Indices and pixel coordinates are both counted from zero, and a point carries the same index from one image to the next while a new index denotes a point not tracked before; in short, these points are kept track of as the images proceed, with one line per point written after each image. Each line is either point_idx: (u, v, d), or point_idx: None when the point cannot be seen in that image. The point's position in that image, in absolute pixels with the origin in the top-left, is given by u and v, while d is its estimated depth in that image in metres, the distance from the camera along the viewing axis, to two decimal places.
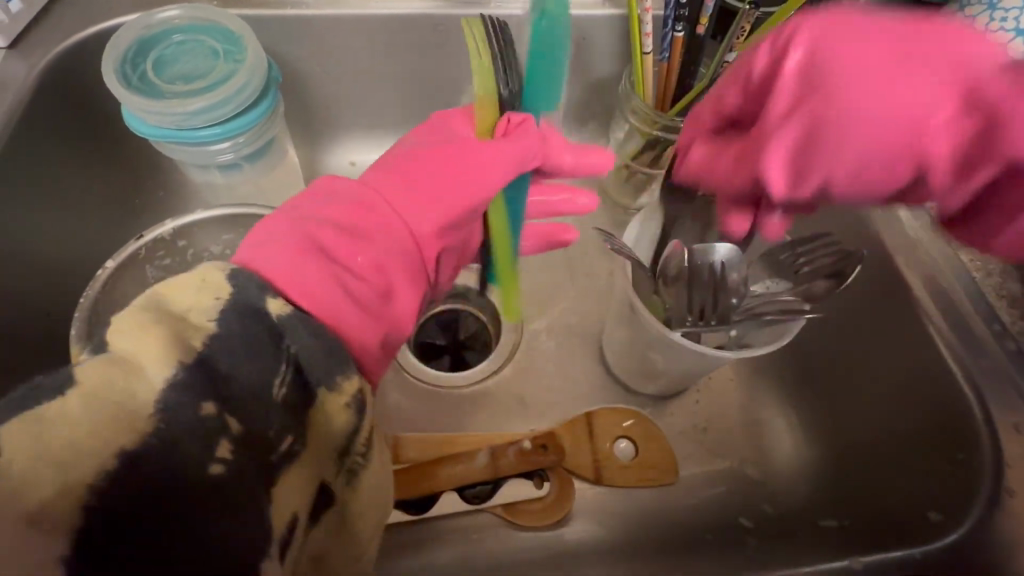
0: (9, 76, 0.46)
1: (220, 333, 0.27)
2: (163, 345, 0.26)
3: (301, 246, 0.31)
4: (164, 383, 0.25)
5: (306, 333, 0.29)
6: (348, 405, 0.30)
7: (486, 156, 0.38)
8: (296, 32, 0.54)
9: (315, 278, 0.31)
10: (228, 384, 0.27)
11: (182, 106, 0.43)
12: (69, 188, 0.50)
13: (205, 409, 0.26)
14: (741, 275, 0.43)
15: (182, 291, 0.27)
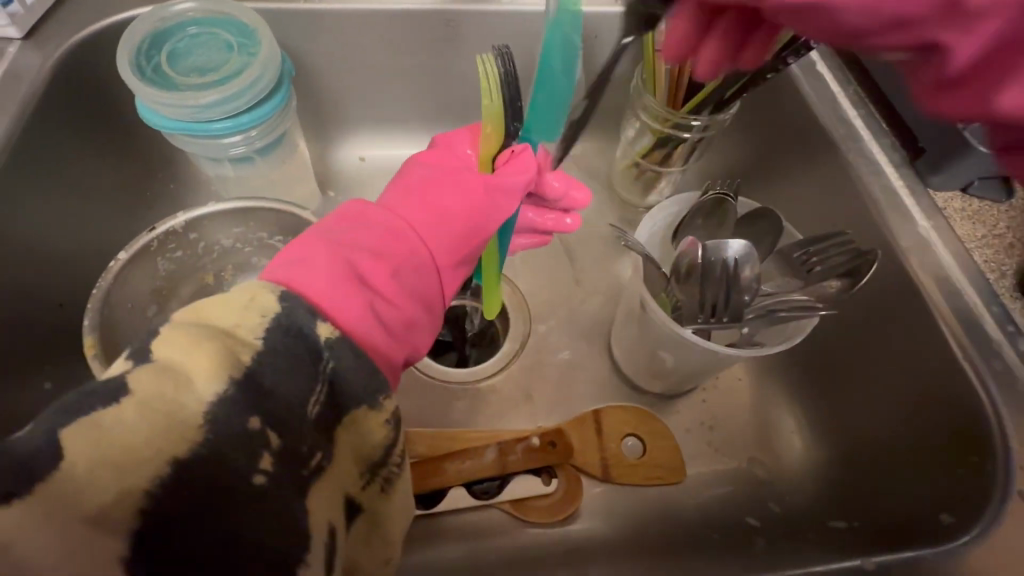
0: (24, 67, 0.46)
1: (267, 351, 0.27)
2: (215, 357, 0.26)
3: (341, 271, 0.31)
4: (213, 397, 0.25)
5: (351, 354, 0.29)
6: (384, 422, 0.31)
7: (491, 181, 0.39)
8: (308, 26, 0.54)
9: (358, 304, 0.31)
10: (269, 397, 0.27)
11: (194, 98, 0.43)
12: (81, 177, 0.51)
13: (253, 422, 0.26)
14: (752, 273, 0.43)
15: (230, 306, 0.28)
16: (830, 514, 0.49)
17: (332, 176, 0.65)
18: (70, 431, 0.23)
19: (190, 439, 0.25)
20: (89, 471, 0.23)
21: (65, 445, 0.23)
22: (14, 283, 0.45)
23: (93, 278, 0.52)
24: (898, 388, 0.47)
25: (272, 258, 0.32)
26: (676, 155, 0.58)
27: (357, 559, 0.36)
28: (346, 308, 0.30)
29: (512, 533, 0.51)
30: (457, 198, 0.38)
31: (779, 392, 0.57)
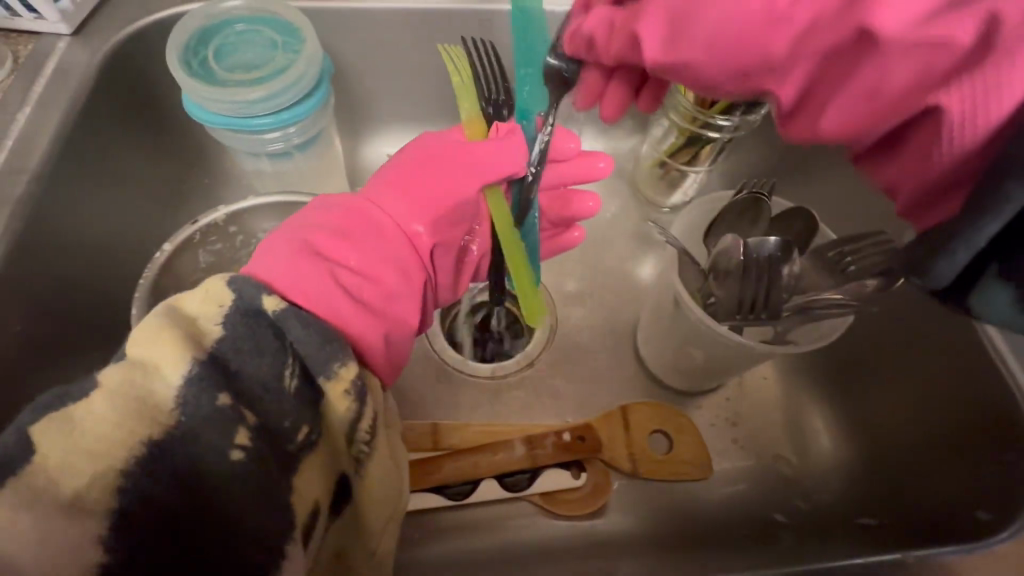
0: (73, 62, 0.48)
1: (227, 335, 0.28)
2: (176, 345, 0.26)
3: (296, 251, 0.33)
4: (181, 379, 0.26)
5: (299, 325, 0.29)
6: (348, 392, 0.30)
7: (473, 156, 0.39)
8: (344, 24, 0.55)
9: (312, 276, 0.32)
10: (239, 380, 0.28)
11: (243, 94, 0.44)
12: (124, 170, 0.52)
13: (222, 400, 0.26)
14: (791, 270, 0.44)
15: (193, 298, 0.29)
16: (858, 512, 0.50)
17: (361, 172, 0.66)
18: (41, 426, 0.24)
19: (163, 422, 0.25)
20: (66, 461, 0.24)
21: (51, 442, 0.24)
22: (64, 273, 0.46)
23: (135, 269, 0.53)
24: (927, 387, 0.48)
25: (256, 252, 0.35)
26: (704, 154, 0.58)
27: (344, 544, 0.36)
28: (296, 282, 0.31)
29: (540, 525, 0.52)
30: (436, 174, 0.38)
31: (805, 391, 0.57)
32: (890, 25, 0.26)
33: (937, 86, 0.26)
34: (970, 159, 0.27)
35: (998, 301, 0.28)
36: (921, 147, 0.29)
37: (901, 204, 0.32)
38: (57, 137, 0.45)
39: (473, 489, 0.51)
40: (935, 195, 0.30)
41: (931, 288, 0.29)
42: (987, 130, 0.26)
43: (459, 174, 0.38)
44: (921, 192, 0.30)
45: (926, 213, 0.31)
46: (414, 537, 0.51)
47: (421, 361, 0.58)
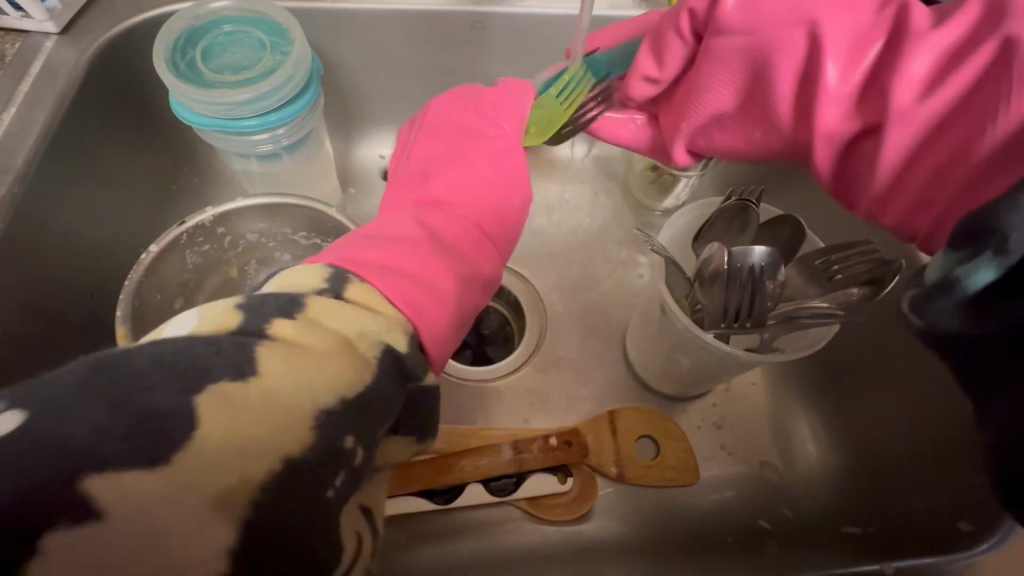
0: (62, 61, 0.47)
1: (380, 372, 0.27)
2: (340, 374, 0.25)
3: (367, 257, 0.33)
4: (326, 409, 0.24)
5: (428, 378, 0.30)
6: (418, 445, 0.33)
7: (488, 159, 0.44)
8: (337, 25, 0.55)
9: (390, 277, 0.31)
10: (366, 413, 0.26)
11: (228, 96, 0.44)
12: (112, 169, 0.51)
13: (347, 441, 0.25)
14: (777, 280, 0.43)
15: (341, 313, 0.27)
16: (846, 520, 0.50)
17: (353, 173, 0.66)
18: (207, 399, 0.22)
19: (304, 439, 0.23)
20: (222, 449, 0.22)
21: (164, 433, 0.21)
22: (50, 270, 0.46)
23: (122, 268, 0.53)
24: (913, 392, 0.47)
25: (325, 255, 0.33)
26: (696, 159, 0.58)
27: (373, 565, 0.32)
28: (381, 282, 0.31)
29: (526, 530, 0.52)
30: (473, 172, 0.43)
31: (795, 398, 0.57)
32: (935, 37, 0.30)
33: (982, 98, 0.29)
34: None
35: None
36: (987, 109, 0.29)
37: (946, 200, 0.32)
38: (43, 134, 0.45)
39: (457, 494, 0.51)
40: (997, 169, 0.29)
41: (1008, 252, 0.25)
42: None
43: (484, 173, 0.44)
44: (981, 168, 0.30)
45: (977, 200, 0.30)
46: (402, 541, 0.51)
47: None
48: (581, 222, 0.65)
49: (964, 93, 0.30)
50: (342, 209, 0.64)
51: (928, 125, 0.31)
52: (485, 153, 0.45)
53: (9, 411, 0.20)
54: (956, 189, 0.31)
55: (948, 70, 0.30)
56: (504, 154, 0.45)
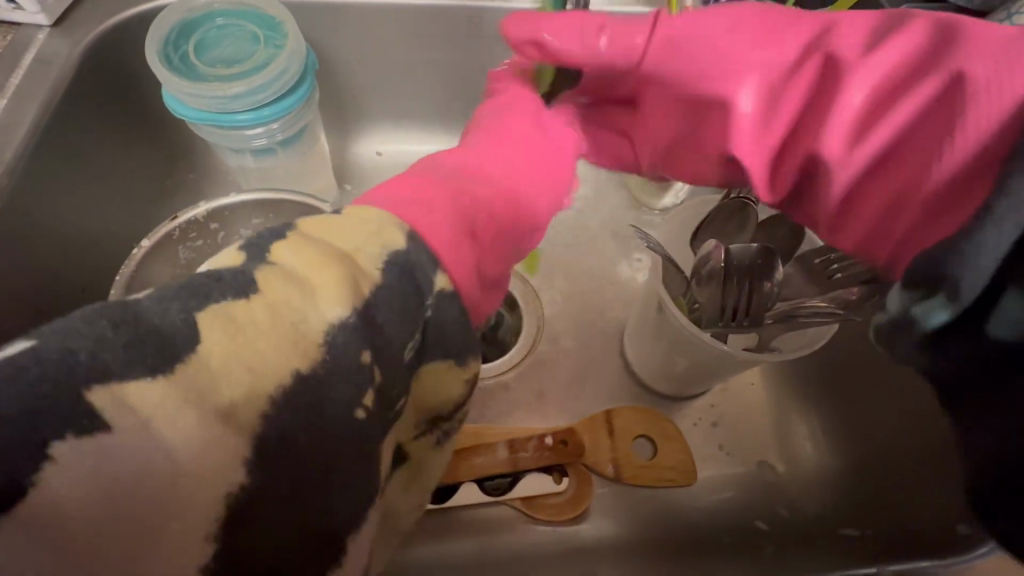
0: (55, 54, 0.47)
1: (386, 287, 0.25)
2: (341, 283, 0.23)
3: (402, 189, 0.30)
4: (337, 319, 0.23)
5: (455, 312, 0.27)
6: (464, 380, 0.29)
7: (503, 142, 0.37)
8: (334, 19, 0.54)
9: (420, 210, 0.28)
10: (381, 335, 0.24)
11: (222, 89, 0.44)
12: (104, 163, 0.51)
13: (364, 356, 0.23)
14: (774, 279, 0.43)
15: (340, 222, 0.26)
16: (844, 523, 0.49)
17: (350, 169, 0.65)
18: (210, 318, 0.21)
19: (311, 356, 0.22)
20: (218, 366, 0.20)
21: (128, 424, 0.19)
22: (42, 265, 0.45)
23: (116, 263, 0.52)
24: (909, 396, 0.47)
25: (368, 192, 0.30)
26: None
27: (389, 512, 0.32)
28: (410, 213, 0.28)
29: (521, 529, 0.51)
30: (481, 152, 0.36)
31: (795, 399, 0.57)
32: (873, 72, 0.31)
33: (927, 135, 0.30)
34: (990, 139, 0.27)
35: (1009, 305, 0.26)
36: (935, 142, 0.30)
37: (907, 224, 0.33)
38: (34, 128, 0.44)
39: (453, 493, 0.50)
40: (951, 198, 0.29)
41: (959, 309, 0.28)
42: (1010, 103, 0.27)
43: (493, 154, 0.36)
44: (933, 196, 0.30)
45: (936, 224, 0.31)
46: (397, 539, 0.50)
47: None
48: (580, 219, 0.65)
49: (907, 125, 0.30)
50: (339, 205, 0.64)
51: (875, 157, 0.32)
52: (496, 134, 0.37)
53: (23, 341, 0.19)
54: (913, 214, 0.32)
55: (890, 103, 0.31)
56: (523, 137, 0.38)
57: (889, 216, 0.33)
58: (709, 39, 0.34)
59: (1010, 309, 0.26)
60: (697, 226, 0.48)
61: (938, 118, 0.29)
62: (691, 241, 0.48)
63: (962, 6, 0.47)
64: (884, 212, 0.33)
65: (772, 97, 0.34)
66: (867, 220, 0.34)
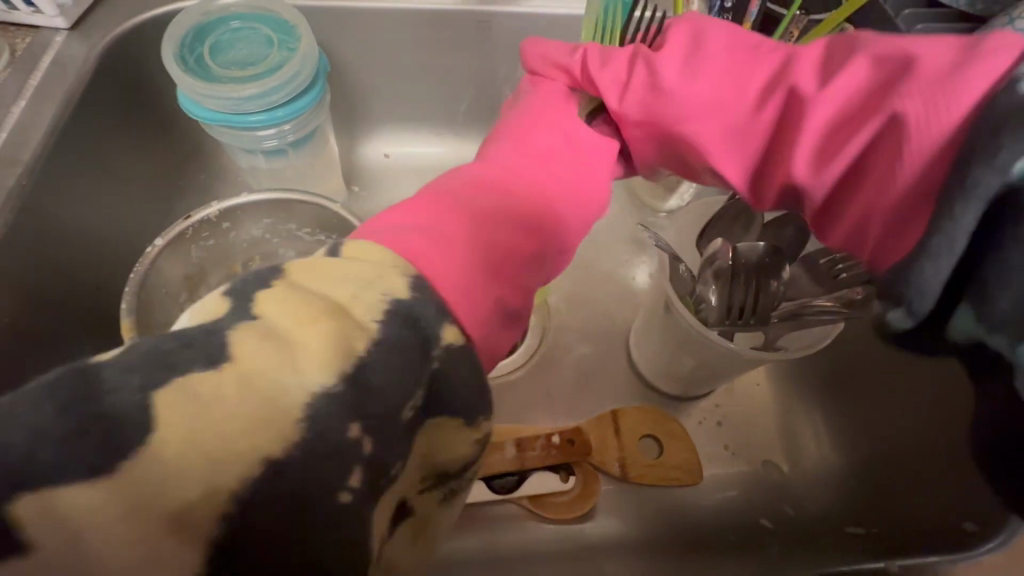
0: (72, 57, 0.48)
1: (382, 340, 0.23)
2: (327, 346, 0.22)
3: (422, 224, 0.30)
4: (320, 389, 0.22)
5: (466, 366, 0.26)
6: (472, 441, 0.28)
7: (538, 149, 0.36)
8: (346, 23, 0.55)
9: (433, 247, 0.29)
10: (369, 393, 0.23)
11: (236, 90, 0.45)
12: (117, 163, 0.52)
13: (352, 430, 0.22)
14: (781, 279, 0.44)
15: (341, 275, 0.25)
16: (848, 521, 0.50)
17: (358, 171, 0.66)
18: (168, 398, 0.20)
19: (287, 437, 0.21)
20: (177, 466, 0.20)
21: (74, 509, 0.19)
22: (58, 264, 0.46)
23: (129, 262, 0.53)
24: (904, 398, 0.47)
25: (391, 211, 0.31)
26: None
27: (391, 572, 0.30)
28: (422, 253, 0.28)
29: (528, 528, 0.51)
30: (512, 161, 0.35)
31: (800, 400, 0.57)
32: (823, 102, 0.30)
33: (877, 166, 0.28)
34: (939, 158, 0.25)
35: (961, 317, 0.24)
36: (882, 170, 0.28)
37: (876, 240, 0.29)
38: (52, 129, 0.45)
39: None
40: (910, 215, 0.26)
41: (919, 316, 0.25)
42: (951, 124, 0.25)
43: (524, 165, 0.35)
44: (893, 212, 0.27)
45: (902, 240, 0.27)
46: None
47: None
48: None
49: (859, 151, 0.28)
50: (348, 206, 0.65)
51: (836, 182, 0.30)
52: (528, 145, 0.36)
53: None
54: (880, 232, 0.28)
55: (849, 122, 0.29)
56: (561, 147, 0.36)
57: (861, 243, 0.31)
58: (679, 70, 0.34)
59: (964, 318, 0.24)
60: (708, 224, 0.48)
61: (884, 150, 0.27)
62: (698, 239, 0.48)
63: (962, 12, 0.48)
64: (856, 238, 0.31)
65: (734, 125, 0.33)
66: (847, 243, 0.32)
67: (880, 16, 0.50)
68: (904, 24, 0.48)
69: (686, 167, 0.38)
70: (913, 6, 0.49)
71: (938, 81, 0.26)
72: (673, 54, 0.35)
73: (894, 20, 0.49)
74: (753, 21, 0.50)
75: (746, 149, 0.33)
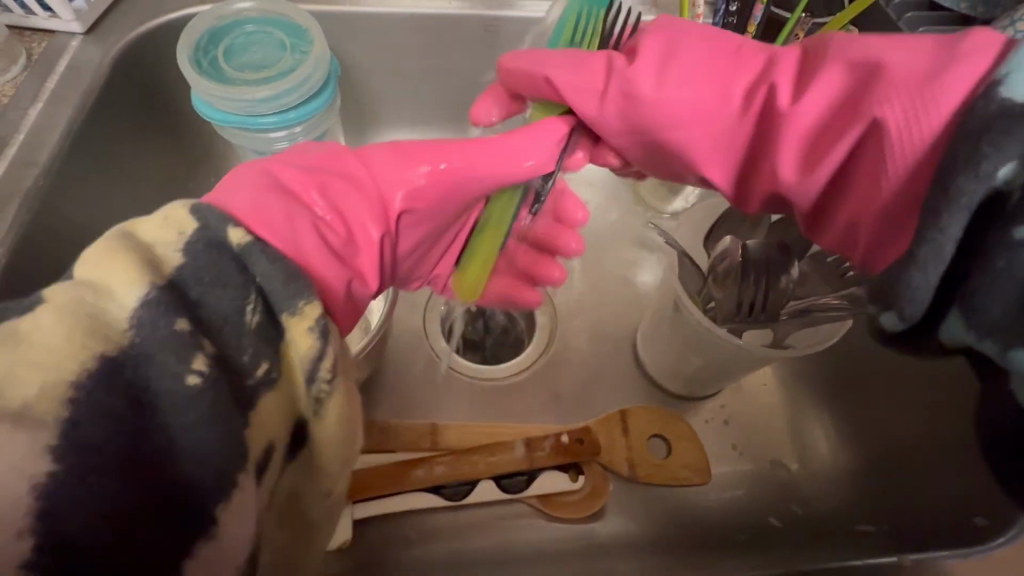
0: (86, 60, 0.49)
1: (189, 260, 0.25)
2: (135, 267, 0.24)
3: (263, 186, 0.30)
4: (137, 302, 0.23)
5: (264, 258, 0.26)
6: (311, 330, 0.26)
7: (417, 151, 0.36)
8: (355, 28, 0.56)
9: (279, 211, 0.29)
10: (199, 309, 0.25)
11: (250, 93, 0.45)
12: (130, 165, 0.52)
13: (180, 324, 0.23)
14: (791, 275, 0.44)
15: (149, 223, 0.26)
16: (857, 519, 0.50)
17: None
18: None
19: (111, 347, 0.22)
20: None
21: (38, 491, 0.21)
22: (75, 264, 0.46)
23: None
24: (914, 397, 0.48)
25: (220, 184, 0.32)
26: None
27: (297, 494, 0.30)
28: (259, 216, 0.28)
29: (539, 526, 0.51)
30: (387, 160, 0.35)
31: (807, 399, 0.57)
32: (801, 114, 0.31)
33: (867, 172, 0.29)
34: (920, 172, 0.26)
35: (954, 322, 0.25)
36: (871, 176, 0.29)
37: (868, 238, 0.31)
38: (69, 130, 0.46)
39: (472, 489, 0.51)
40: (898, 224, 0.28)
41: (910, 319, 0.25)
42: (930, 138, 0.26)
43: (402, 165, 0.35)
44: (883, 215, 0.29)
45: (895, 239, 0.29)
46: (415, 535, 0.51)
47: (417, 355, 0.58)
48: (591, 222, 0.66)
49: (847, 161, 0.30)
50: None
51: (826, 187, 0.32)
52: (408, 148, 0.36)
53: None
54: (867, 239, 0.31)
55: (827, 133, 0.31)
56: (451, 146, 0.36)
57: (851, 235, 0.33)
58: (657, 83, 0.34)
59: (957, 326, 0.25)
60: (716, 223, 0.49)
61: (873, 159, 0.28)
62: (706, 239, 0.49)
63: (963, 14, 0.49)
64: (848, 233, 0.33)
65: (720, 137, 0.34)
66: (838, 238, 0.34)
67: (883, 18, 0.51)
68: (907, 27, 0.49)
69: (679, 176, 0.39)
70: (915, 9, 0.50)
71: (914, 90, 0.27)
72: (647, 62, 0.35)
73: (896, 22, 0.49)
74: (758, 24, 0.51)
75: (731, 158, 0.35)
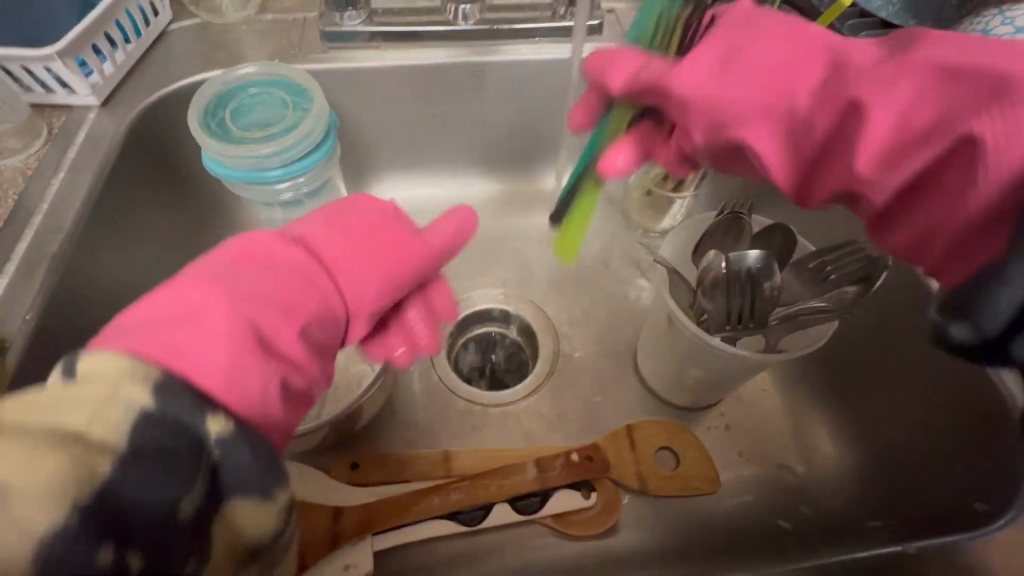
0: (101, 133, 0.52)
1: (132, 450, 0.24)
2: (59, 474, 0.22)
3: (230, 331, 0.28)
4: (59, 521, 0.22)
5: (239, 450, 0.26)
6: (274, 513, 0.28)
7: (379, 254, 0.35)
8: (347, 83, 0.60)
9: (246, 368, 0.28)
10: (131, 505, 0.23)
11: (255, 149, 0.48)
12: (146, 226, 0.55)
13: (103, 550, 0.22)
14: (773, 283, 0.47)
15: (80, 402, 0.24)
16: (869, 516, 0.51)
17: None
18: None
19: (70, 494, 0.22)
20: None
21: None
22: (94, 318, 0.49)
23: None
24: (908, 386, 0.50)
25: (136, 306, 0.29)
26: (687, 180, 0.61)
27: None
28: (225, 381, 0.27)
29: (554, 545, 0.52)
30: (352, 262, 0.35)
31: (806, 402, 0.59)
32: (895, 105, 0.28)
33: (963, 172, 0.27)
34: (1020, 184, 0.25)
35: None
36: (965, 180, 0.27)
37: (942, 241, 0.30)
38: (86, 195, 0.49)
39: (488, 513, 0.51)
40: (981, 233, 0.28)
41: (982, 334, 0.28)
42: None
43: (362, 272, 0.35)
44: (971, 223, 0.28)
45: (971, 253, 0.29)
46: (438, 568, 0.51)
47: (427, 387, 0.60)
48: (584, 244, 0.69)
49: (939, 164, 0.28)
50: None
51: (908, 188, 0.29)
52: (369, 249, 0.35)
53: None
54: (942, 233, 0.30)
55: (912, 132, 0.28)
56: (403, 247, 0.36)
57: (927, 237, 0.31)
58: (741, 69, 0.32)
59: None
60: (703, 233, 0.52)
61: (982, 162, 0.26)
62: (693, 252, 0.52)
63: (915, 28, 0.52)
64: (921, 232, 0.31)
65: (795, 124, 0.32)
66: (908, 239, 0.32)
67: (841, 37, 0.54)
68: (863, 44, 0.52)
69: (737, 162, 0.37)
70: (866, 28, 0.53)
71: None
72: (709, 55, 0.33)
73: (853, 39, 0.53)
74: None
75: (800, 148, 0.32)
